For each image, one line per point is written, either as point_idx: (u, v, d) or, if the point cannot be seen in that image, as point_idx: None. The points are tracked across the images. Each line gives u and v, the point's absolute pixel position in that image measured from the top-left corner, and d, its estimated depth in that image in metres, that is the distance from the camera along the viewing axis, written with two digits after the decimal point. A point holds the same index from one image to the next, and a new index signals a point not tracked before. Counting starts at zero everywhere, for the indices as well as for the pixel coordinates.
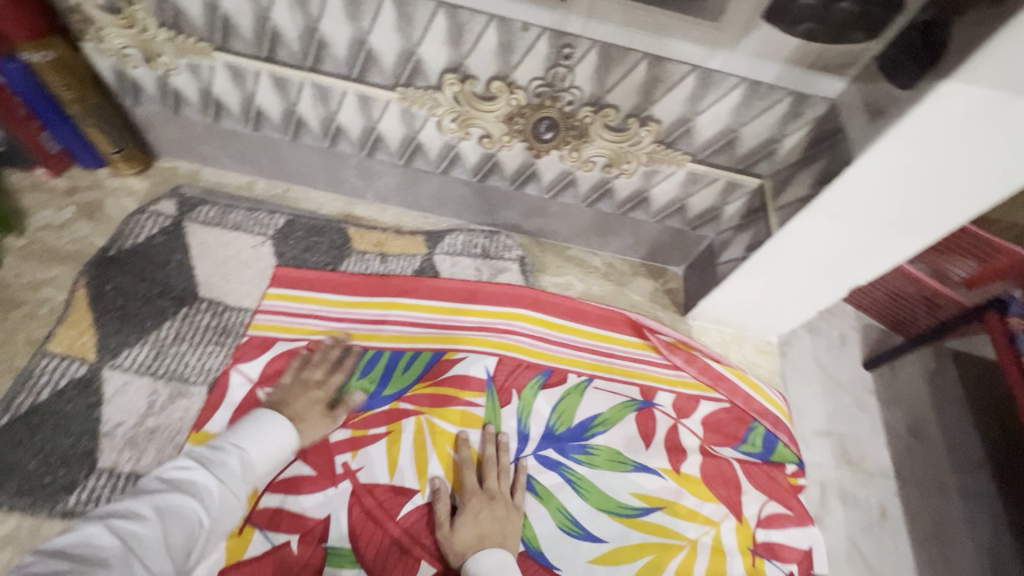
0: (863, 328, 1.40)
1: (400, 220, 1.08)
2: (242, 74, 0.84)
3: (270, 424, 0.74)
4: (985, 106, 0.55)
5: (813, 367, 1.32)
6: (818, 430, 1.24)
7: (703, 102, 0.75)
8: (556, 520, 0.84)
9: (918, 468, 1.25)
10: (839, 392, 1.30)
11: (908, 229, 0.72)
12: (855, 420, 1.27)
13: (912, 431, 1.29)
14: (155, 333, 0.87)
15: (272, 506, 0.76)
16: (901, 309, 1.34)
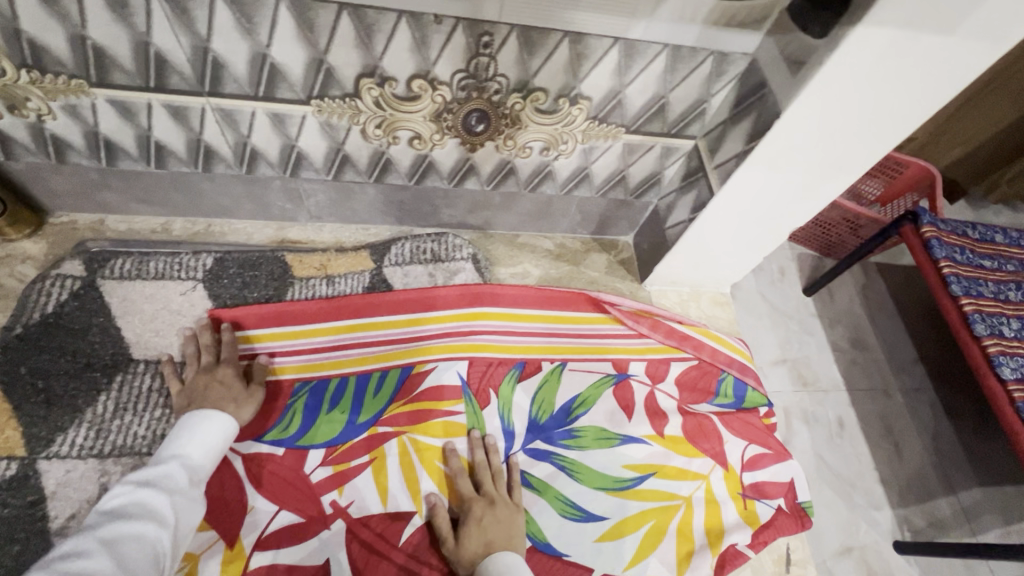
0: (800, 260, 1.48)
1: (340, 237, 1.02)
2: (131, 110, 0.75)
3: (195, 419, 0.74)
4: (892, 45, 0.58)
5: (764, 306, 1.38)
6: (771, 359, 1.31)
7: (630, 73, 0.75)
8: (556, 509, 0.84)
9: (871, 382, 1.35)
10: (790, 324, 1.38)
11: (838, 169, 0.76)
12: (809, 348, 1.36)
13: (852, 342, 1.39)
14: (91, 410, 0.79)
15: (265, 563, 0.72)
16: (829, 235, 1.44)
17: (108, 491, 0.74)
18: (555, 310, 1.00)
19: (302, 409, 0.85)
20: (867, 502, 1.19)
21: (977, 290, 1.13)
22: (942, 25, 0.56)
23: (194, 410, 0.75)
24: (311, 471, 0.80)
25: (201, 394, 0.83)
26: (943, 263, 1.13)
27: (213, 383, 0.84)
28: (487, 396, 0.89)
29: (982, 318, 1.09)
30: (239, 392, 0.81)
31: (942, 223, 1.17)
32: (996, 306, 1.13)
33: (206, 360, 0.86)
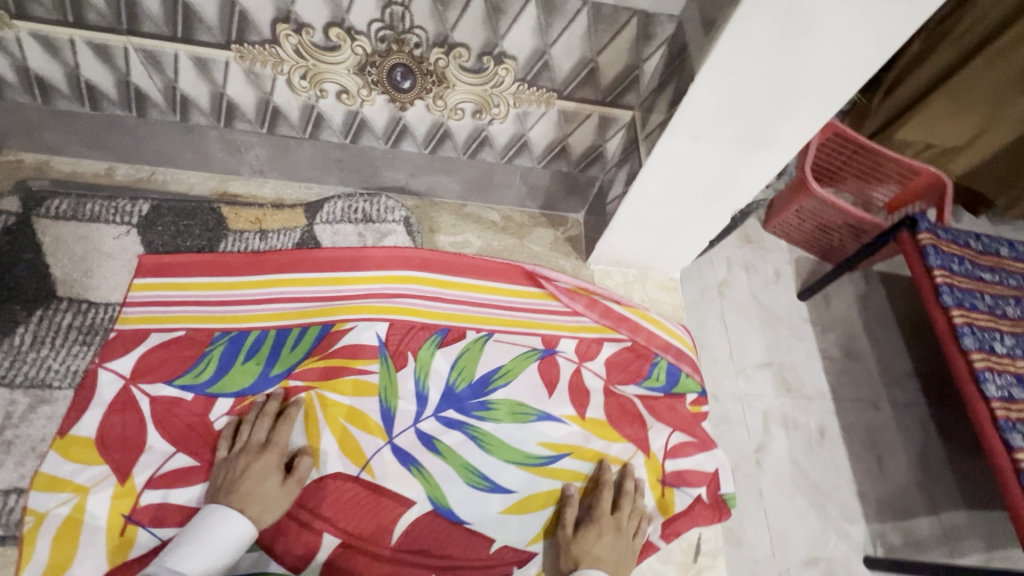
0: (796, 261, 1.43)
1: (282, 193, 1.02)
2: (54, 45, 0.76)
3: (212, 520, 0.69)
4: (794, 8, 0.56)
5: (751, 304, 1.34)
6: (758, 362, 1.28)
7: (552, 32, 0.72)
8: (459, 475, 0.83)
9: (853, 386, 1.30)
10: (776, 324, 1.34)
11: (764, 146, 0.74)
12: (792, 348, 1.31)
13: (846, 352, 1.34)
14: (9, 341, 0.81)
15: (154, 502, 0.73)
16: (828, 239, 1.37)
17: (12, 420, 0.76)
18: (491, 282, 0.95)
19: (217, 358, 0.84)
20: (842, 514, 1.15)
21: (971, 303, 1.05)
22: None
23: (210, 511, 0.69)
24: (215, 419, 0.80)
25: (119, 335, 0.83)
26: (938, 272, 1.05)
27: (132, 325, 0.85)
28: (405, 360, 0.88)
29: (971, 331, 1.01)
30: (269, 480, 0.74)
31: (941, 231, 1.11)
32: (991, 321, 1.06)
33: (128, 303, 0.86)
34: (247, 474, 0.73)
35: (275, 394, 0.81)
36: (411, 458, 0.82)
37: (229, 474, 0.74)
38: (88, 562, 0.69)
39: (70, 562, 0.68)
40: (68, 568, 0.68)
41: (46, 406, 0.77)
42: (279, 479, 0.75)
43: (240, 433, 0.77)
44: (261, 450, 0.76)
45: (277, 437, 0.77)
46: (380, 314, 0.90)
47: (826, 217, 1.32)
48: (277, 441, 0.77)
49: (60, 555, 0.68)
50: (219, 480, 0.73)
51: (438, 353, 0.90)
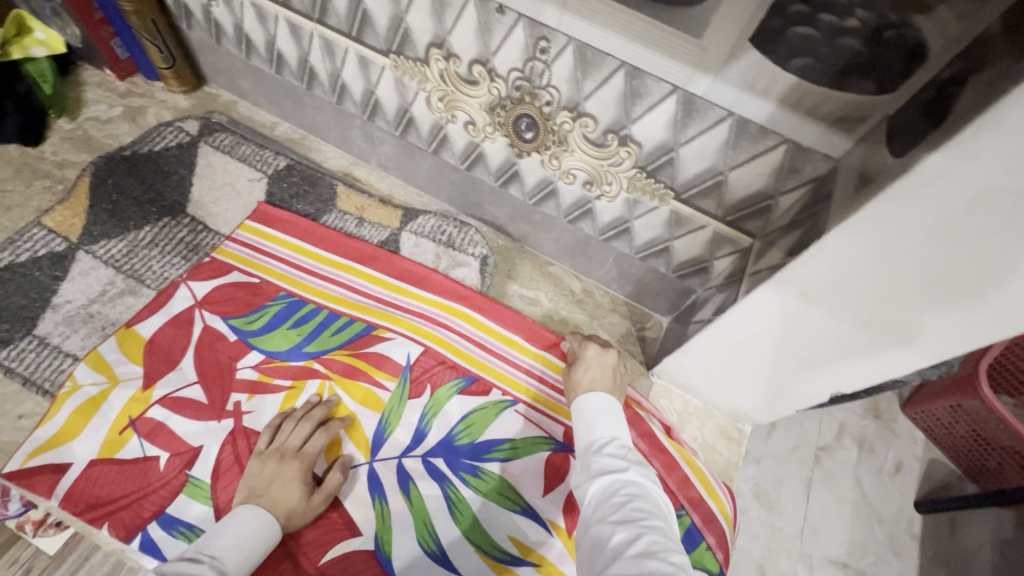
0: (928, 463, 1.18)
1: (394, 191, 1.08)
2: (264, 16, 0.88)
3: (245, 521, 0.67)
4: (985, 198, 0.43)
5: (851, 487, 1.14)
6: (831, 558, 1.08)
7: (686, 132, 0.66)
8: (415, 528, 0.78)
9: None
10: (872, 524, 1.12)
11: (893, 334, 0.59)
12: (883, 565, 1.09)
13: None
14: (134, 233, 0.94)
15: (156, 418, 0.78)
16: (984, 457, 1.11)
17: (103, 297, 0.88)
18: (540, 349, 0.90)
19: (271, 314, 0.89)
20: None
21: None
22: None
23: (245, 509, 0.68)
24: (240, 366, 0.85)
25: (211, 262, 0.93)
26: None
27: (224, 258, 0.94)
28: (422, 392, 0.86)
29: None
30: (296, 488, 0.73)
31: None
32: None
33: (231, 238, 0.97)
34: (275, 476, 0.73)
35: (326, 402, 0.82)
36: (379, 488, 0.80)
37: (259, 474, 0.73)
38: (86, 444, 0.76)
39: (73, 436, 0.76)
40: (70, 441, 0.76)
41: (130, 297, 0.89)
42: (306, 492, 0.73)
43: (280, 433, 0.78)
44: (293, 455, 0.75)
45: (312, 447, 0.76)
46: (418, 336, 0.89)
47: (987, 428, 1.07)
48: (309, 450, 0.76)
49: (71, 427, 0.77)
50: (251, 478, 0.73)
51: (455, 398, 0.86)
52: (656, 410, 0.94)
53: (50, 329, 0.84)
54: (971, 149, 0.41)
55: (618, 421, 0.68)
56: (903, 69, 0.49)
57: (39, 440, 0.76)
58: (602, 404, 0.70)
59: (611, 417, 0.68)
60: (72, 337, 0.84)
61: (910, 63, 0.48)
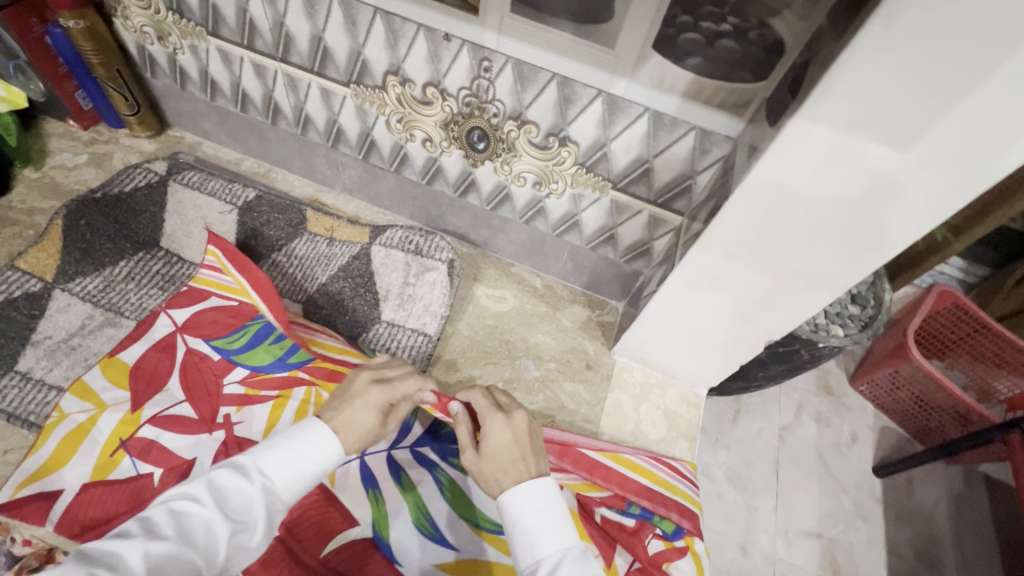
0: (880, 430, 1.33)
1: (360, 212, 1.16)
2: (230, 59, 0.97)
3: (306, 438, 0.59)
4: (837, 148, 0.55)
5: (814, 461, 1.26)
6: (807, 530, 1.18)
7: (614, 128, 0.78)
8: (410, 510, 0.83)
9: None
10: (840, 494, 1.24)
11: (802, 278, 0.71)
12: (852, 528, 1.20)
13: (920, 556, 1.19)
14: (110, 269, 0.98)
15: (147, 437, 0.81)
16: (927, 418, 1.26)
17: (84, 330, 0.91)
18: None
19: (251, 333, 0.91)
20: None
21: None
22: (892, 137, 0.52)
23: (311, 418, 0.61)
24: (227, 382, 0.88)
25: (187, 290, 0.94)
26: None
27: (200, 285, 0.94)
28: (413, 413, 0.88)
29: None
30: (375, 413, 0.65)
31: None
32: None
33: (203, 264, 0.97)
34: (357, 397, 0.65)
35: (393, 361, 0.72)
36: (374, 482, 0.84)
37: (347, 389, 0.66)
38: (79, 469, 0.78)
39: (66, 461, 0.78)
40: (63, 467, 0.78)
41: (111, 328, 0.92)
42: (382, 420, 0.65)
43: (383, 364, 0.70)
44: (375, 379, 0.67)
45: (405, 385, 0.68)
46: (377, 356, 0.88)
47: (926, 392, 1.22)
48: (403, 387, 0.68)
49: (63, 454, 0.79)
50: (337, 393, 0.67)
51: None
52: (620, 384, 1.03)
53: (31, 364, 0.86)
54: (817, 111, 0.53)
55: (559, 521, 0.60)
56: (769, 59, 0.62)
57: (30, 469, 0.77)
58: (540, 499, 0.61)
59: (552, 523, 0.60)
60: (54, 371, 0.86)
61: (773, 53, 0.62)
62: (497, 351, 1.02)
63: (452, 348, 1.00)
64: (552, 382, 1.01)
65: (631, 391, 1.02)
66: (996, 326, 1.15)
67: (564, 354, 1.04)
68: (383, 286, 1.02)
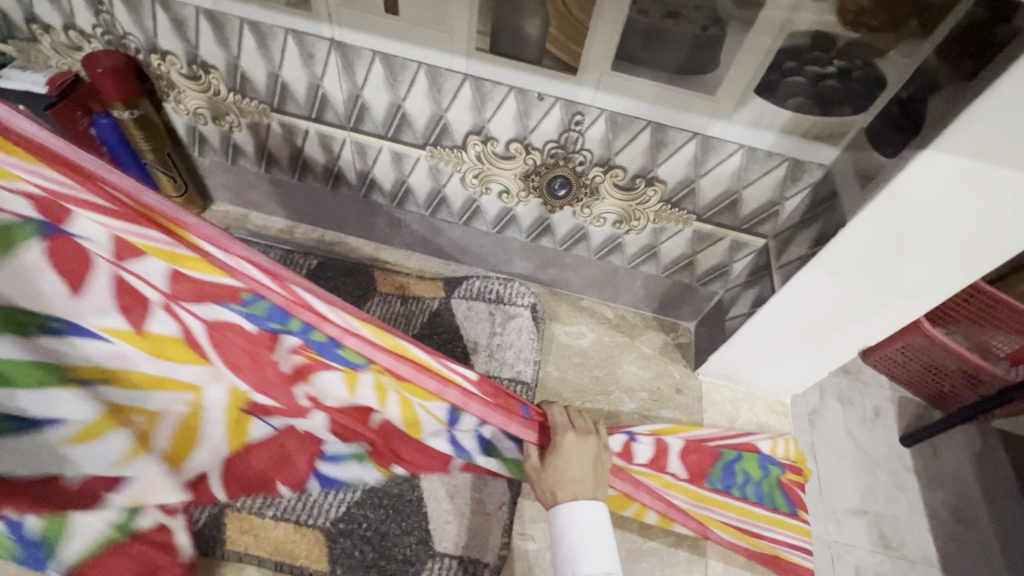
0: (898, 401, 1.40)
1: (423, 266, 1.15)
2: (293, 132, 0.96)
3: None
4: (961, 173, 0.59)
5: (845, 441, 1.32)
6: (852, 508, 1.23)
7: (705, 165, 0.81)
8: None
9: (962, 556, 1.21)
10: (873, 468, 1.29)
11: (905, 291, 0.75)
12: (893, 500, 1.26)
13: (957, 516, 1.26)
14: None
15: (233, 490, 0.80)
16: (940, 383, 1.32)
17: None
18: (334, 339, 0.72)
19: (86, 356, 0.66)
20: None
21: None
22: (1019, 162, 0.56)
23: None
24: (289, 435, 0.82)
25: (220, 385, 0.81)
26: None
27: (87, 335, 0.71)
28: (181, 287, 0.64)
29: None
30: None
31: None
32: None
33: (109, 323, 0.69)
34: None
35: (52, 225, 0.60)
36: None
37: None
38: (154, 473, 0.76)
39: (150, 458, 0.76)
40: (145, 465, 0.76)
41: None
42: None
43: None
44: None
45: None
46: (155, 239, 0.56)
47: (935, 358, 1.28)
48: None
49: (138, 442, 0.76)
50: None
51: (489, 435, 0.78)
52: (712, 404, 1.05)
53: None
54: (950, 143, 0.57)
55: (605, 546, 0.61)
56: (870, 93, 0.67)
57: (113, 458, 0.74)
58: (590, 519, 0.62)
59: (599, 542, 0.61)
60: None
61: (875, 87, 0.66)
62: (590, 389, 1.03)
63: (549, 392, 1.01)
64: (648, 411, 1.02)
65: (723, 409, 1.05)
66: (988, 289, 1.16)
67: (653, 382, 1.06)
68: (470, 338, 1.02)
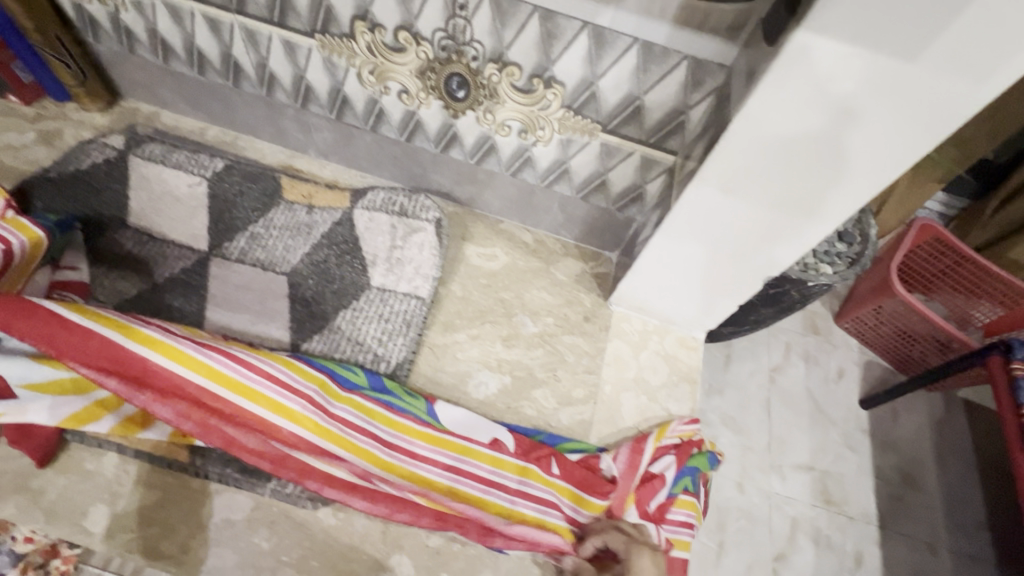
0: (866, 363, 1.36)
1: (338, 177, 1.10)
2: (180, 14, 0.89)
3: None
4: (844, 63, 0.52)
5: (806, 401, 1.29)
6: (799, 464, 1.22)
7: (602, 63, 0.74)
8: None
9: (898, 514, 1.21)
10: (829, 427, 1.27)
11: (804, 212, 0.69)
12: (842, 459, 1.24)
13: (904, 478, 1.24)
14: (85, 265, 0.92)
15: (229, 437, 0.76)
16: (909, 348, 1.29)
17: None
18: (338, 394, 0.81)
19: None
20: None
21: None
22: (898, 47, 0.50)
23: None
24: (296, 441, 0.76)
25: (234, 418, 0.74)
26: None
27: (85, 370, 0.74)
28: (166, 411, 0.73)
29: None
30: None
31: None
32: None
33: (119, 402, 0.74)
34: None
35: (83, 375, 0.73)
36: None
37: None
38: (60, 408, 0.73)
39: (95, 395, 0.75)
40: (66, 399, 0.73)
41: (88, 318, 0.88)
42: None
43: None
44: None
45: None
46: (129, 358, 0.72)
47: (909, 324, 1.24)
48: None
49: (87, 384, 0.75)
50: None
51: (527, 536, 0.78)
52: (619, 333, 1.01)
53: None
54: (824, 21, 0.50)
55: None
56: None
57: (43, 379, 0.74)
58: None
59: None
60: None
61: None
62: (493, 310, 1.00)
63: (447, 309, 0.98)
64: (550, 336, 0.99)
65: (630, 339, 1.01)
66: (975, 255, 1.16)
67: (561, 309, 1.02)
68: (370, 251, 0.99)
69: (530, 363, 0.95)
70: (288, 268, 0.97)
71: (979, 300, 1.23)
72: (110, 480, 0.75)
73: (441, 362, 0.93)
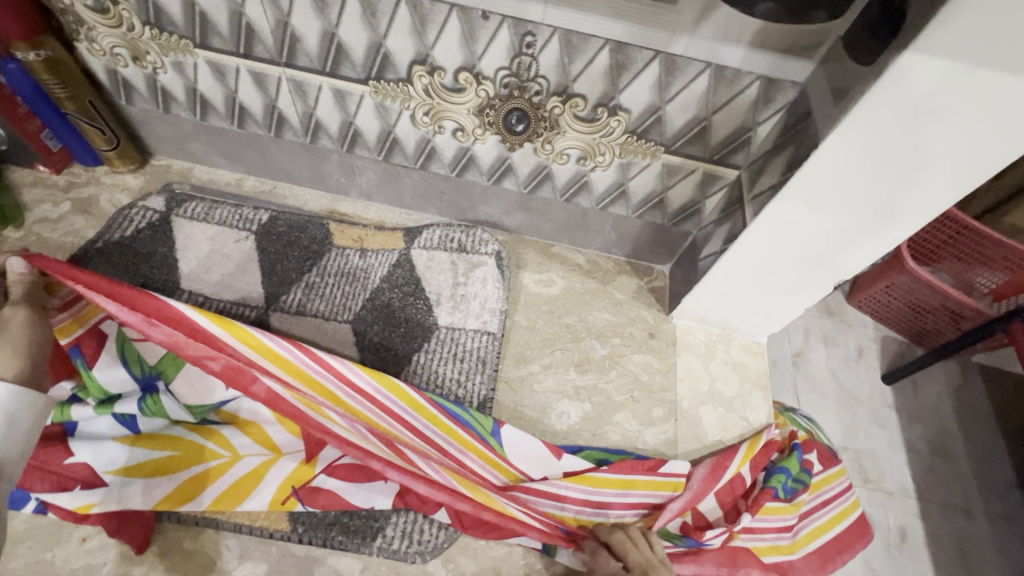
0: (881, 339, 1.38)
1: (383, 217, 1.09)
2: (222, 71, 0.87)
3: None
4: (945, 79, 0.53)
5: (828, 380, 1.30)
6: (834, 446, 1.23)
7: (670, 89, 0.74)
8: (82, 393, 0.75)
9: (942, 488, 1.23)
10: (855, 406, 1.29)
11: (885, 218, 0.70)
12: (872, 436, 1.26)
13: (933, 448, 1.27)
14: None
15: (328, 490, 0.76)
16: (923, 321, 1.31)
17: None
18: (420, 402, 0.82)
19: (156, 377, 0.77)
20: None
21: None
22: (1007, 62, 0.51)
23: None
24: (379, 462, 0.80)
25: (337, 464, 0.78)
26: None
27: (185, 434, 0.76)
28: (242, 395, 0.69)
29: None
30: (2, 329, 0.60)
31: None
32: None
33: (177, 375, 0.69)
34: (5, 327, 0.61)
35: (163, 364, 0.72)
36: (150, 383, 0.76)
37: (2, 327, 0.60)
38: (153, 491, 0.72)
39: (190, 470, 0.74)
40: (158, 479, 0.73)
41: None
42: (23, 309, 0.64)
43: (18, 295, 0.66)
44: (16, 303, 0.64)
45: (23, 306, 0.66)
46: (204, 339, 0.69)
47: (919, 297, 1.27)
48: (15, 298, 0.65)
49: (177, 461, 0.74)
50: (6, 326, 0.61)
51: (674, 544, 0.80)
52: (686, 347, 1.02)
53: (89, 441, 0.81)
54: (929, 43, 0.51)
55: None
56: None
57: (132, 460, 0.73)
58: None
59: None
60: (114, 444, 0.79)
61: None
62: (560, 337, 0.99)
63: (516, 341, 0.97)
64: (620, 357, 0.99)
65: (697, 351, 1.02)
66: (978, 226, 1.17)
67: (626, 328, 1.03)
68: (433, 290, 0.98)
69: (606, 387, 0.95)
70: (351, 316, 0.96)
71: (985, 266, 1.24)
72: (212, 558, 0.73)
73: (520, 396, 0.92)
